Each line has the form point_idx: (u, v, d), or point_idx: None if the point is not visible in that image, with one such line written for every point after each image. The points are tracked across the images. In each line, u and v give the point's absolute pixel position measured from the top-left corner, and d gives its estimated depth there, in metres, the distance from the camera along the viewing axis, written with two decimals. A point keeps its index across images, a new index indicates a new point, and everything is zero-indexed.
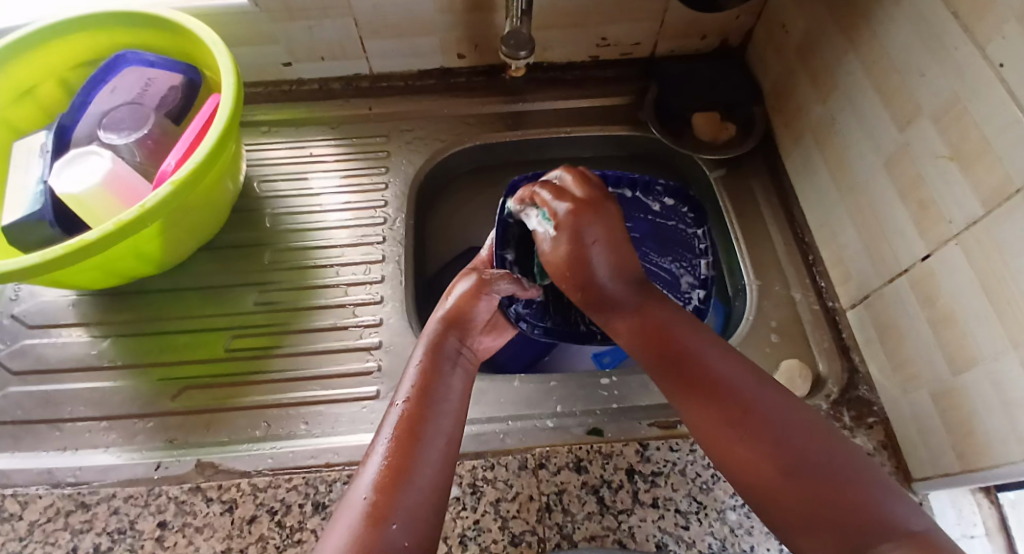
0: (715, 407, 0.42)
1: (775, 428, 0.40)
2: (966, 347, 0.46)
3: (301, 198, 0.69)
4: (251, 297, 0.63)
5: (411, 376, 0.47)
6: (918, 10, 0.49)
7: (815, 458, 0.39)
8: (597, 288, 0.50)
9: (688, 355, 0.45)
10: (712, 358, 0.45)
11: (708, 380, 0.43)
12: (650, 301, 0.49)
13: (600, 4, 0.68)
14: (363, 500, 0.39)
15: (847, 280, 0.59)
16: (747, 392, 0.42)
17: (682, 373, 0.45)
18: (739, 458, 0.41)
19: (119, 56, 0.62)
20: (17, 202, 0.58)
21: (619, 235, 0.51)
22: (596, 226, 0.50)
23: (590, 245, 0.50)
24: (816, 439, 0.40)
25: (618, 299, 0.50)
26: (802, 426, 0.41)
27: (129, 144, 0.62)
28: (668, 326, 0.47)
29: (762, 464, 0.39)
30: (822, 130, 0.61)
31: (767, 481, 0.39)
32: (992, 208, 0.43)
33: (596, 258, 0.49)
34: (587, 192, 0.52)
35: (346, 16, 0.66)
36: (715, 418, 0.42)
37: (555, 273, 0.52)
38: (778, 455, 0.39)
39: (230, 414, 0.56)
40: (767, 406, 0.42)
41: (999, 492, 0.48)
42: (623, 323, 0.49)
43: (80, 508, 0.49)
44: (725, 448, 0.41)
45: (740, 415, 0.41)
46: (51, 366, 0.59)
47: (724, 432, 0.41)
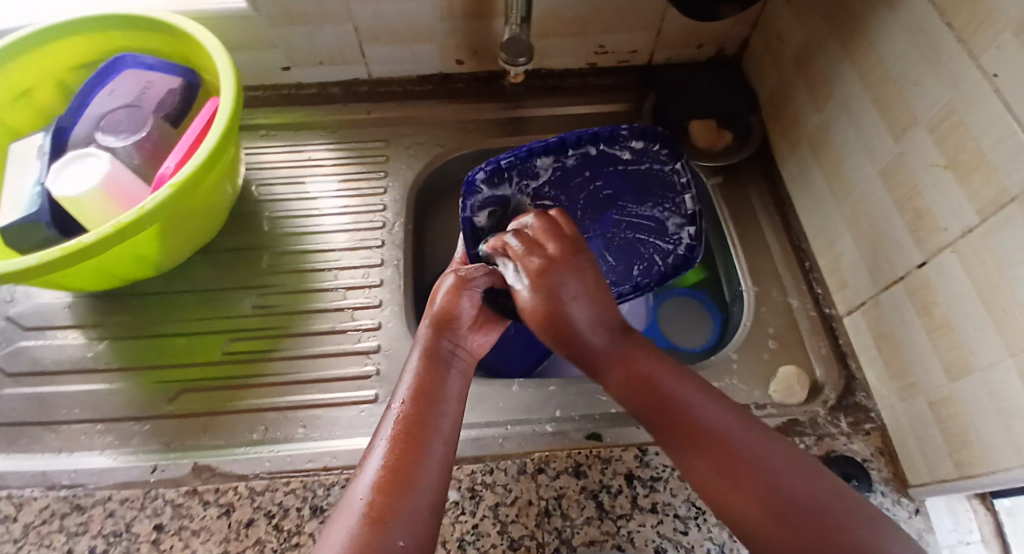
0: (699, 458, 0.41)
1: (764, 475, 0.40)
2: (963, 354, 0.46)
3: (300, 202, 0.69)
4: (249, 300, 0.63)
5: (408, 378, 0.47)
6: (914, 22, 0.49)
7: (810, 499, 0.38)
8: (577, 336, 0.48)
9: (676, 400, 0.44)
10: (695, 402, 0.44)
11: (700, 430, 0.42)
12: (633, 344, 0.48)
13: (600, 12, 0.69)
14: (361, 500, 0.39)
15: (844, 287, 0.59)
16: (738, 436, 0.41)
17: (666, 426, 0.43)
18: (732, 504, 0.40)
19: (118, 59, 0.63)
20: (14, 204, 0.58)
21: (596, 280, 0.49)
22: (574, 281, 0.48)
23: (568, 301, 0.48)
24: (806, 479, 0.39)
25: (602, 349, 0.48)
26: (791, 463, 0.40)
27: (128, 147, 0.61)
28: (649, 366, 0.46)
29: (756, 511, 0.39)
30: (819, 139, 0.62)
31: (760, 528, 0.38)
32: (987, 216, 0.43)
33: (575, 314, 0.48)
34: (559, 244, 0.50)
35: (347, 21, 0.67)
36: (707, 469, 0.41)
37: (533, 326, 0.50)
38: (770, 501, 0.39)
39: (227, 417, 0.56)
40: (755, 447, 0.41)
41: (994, 499, 0.49)
42: (607, 367, 0.48)
43: (75, 511, 0.48)
44: (717, 497, 0.41)
45: (727, 462, 0.40)
46: (46, 368, 0.58)
47: (715, 482, 0.40)
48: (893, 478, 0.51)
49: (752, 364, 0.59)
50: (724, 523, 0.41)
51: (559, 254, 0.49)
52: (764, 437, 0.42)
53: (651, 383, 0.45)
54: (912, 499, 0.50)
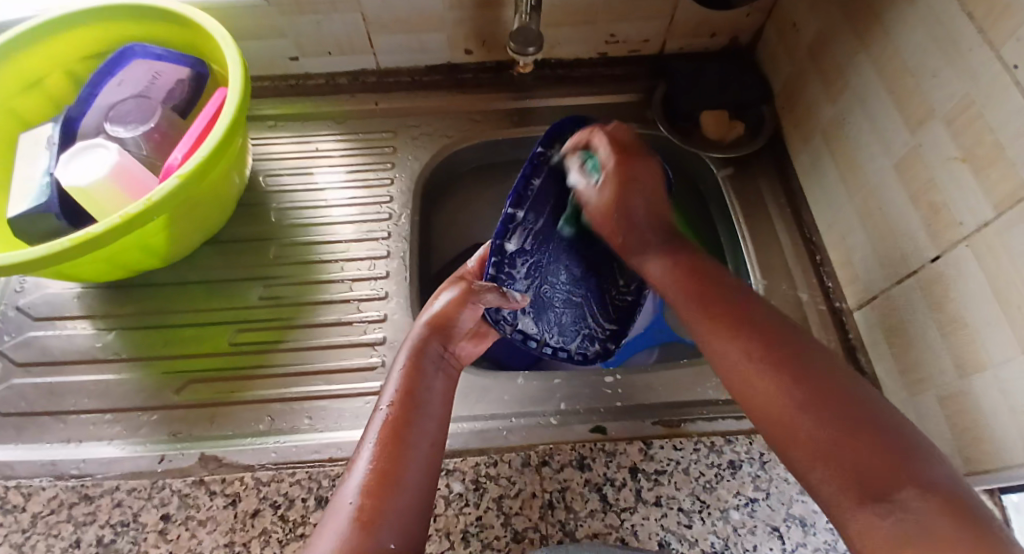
0: (747, 340, 0.43)
1: (809, 370, 0.41)
2: (976, 352, 0.45)
3: (307, 193, 0.69)
4: (255, 291, 0.63)
5: (393, 382, 0.47)
6: (932, 11, 0.48)
7: (842, 399, 0.39)
8: (635, 228, 0.52)
9: (713, 294, 0.46)
10: (741, 296, 0.46)
11: (736, 317, 0.45)
12: (683, 256, 0.50)
13: (610, 1, 0.68)
14: (349, 504, 0.39)
15: (856, 281, 0.59)
16: (774, 331, 0.43)
17: (708, 309, 0.46)
18: (759, 391, 0.41)
19: (128, 48, 0.62)
20: (23, 194, 0.58)
21: (661, 189, 0.55)
22: (643, 176, 0.53)
23: (634, 196, 0.53)
24: (847, 387, 0.40)
25: (648, 241, 0.52)
26: (837, 371, 0.41)
27: (136, 136, 0.62)
28: (708, 270, 0.48)
29: (785, 396, 0.40)
30: (832, 130, 0.61)
31: (788, 418, 0.40)
32: (1003, 210, 0.43)
33: (636, 204, 0.53)
34: (630, 145, 0.54)
35: (355, 10, 0.66)
36: (737, 351, 0.43)
37: (596, 216, 0.53)
38: (800, 390, 0.40)
39: (233, 408, 0.56)
40: (796, 346, 0.42)
41: (1004, 494, 0.46)
42: (655, 263, 0.50)
43: (83, 500, 0.49)
44: (745, 379, 0.42)
45: (761, 348, 0.42)
46: (55, 358, 0.59)
47: (748, 365, 0.42)
48: None
49: None
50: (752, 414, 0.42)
51: (632, 153, 0.54)
52: (821, 350, 0.42)
53: (698, 273, 0.48)
54: None
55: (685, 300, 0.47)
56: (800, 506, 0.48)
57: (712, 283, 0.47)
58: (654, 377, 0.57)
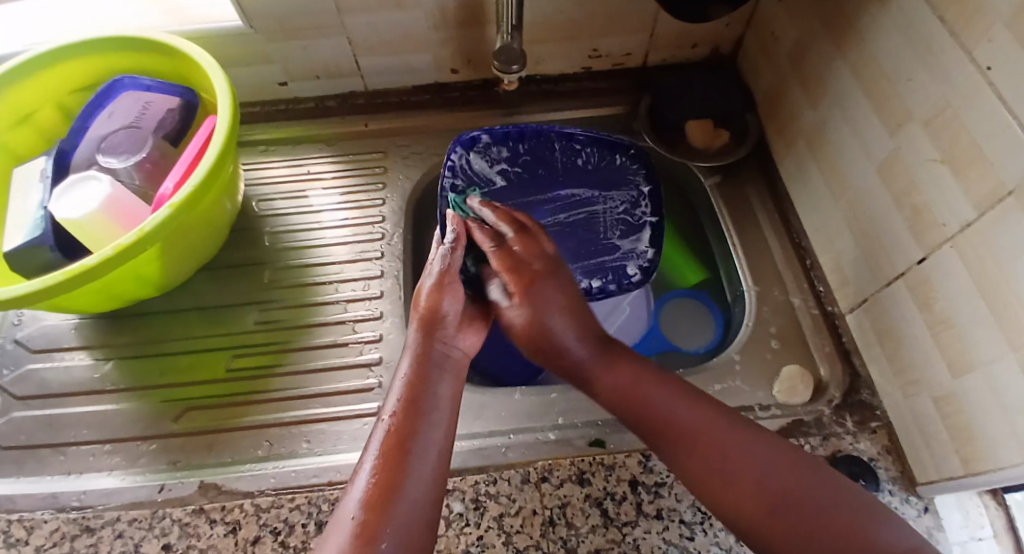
0: (699, 451, 0.44)
1: (771, 470, 0.43)
2: (965, 352, 0.46)
3: (300, 216, 0.70)
4: (252, 316, 0.63)
5: (398, 387, 0.46)
6: (905, 17, 0.49)
7: (799, 490, 0.42)
8: (551, 347, 0.51)
9: (656, 413, 0.47)
10: (683, 408, 0.46)
11: (681, 430, 0.45)
12: (610, 354, 0.51)
13: (593, 16, 0.68)
14: (353, 518, 0.39)
15: (845, 284, 0.59)
16: (717, 434, 0.45)
17: (665, 434, 0.46)
18: (726, 497, 0.43)
19: (116, 81, 0.63)
20: (18, 228, 0.58)
21: (575, 300, 0.52)
22: (556, 316, 0.51)
23: (553, 322, 0.51)
24: (788, 462, 0.43)
25: (581, 360, 0.51)
26: (791, 458, 0.44)
27: (128, 168, 0.62)
28: (641, 380, 0.49)
29: (754, 501, 0.42)
30: (816, 136, 0.62)
31: (755, 521, 0.42)
32: (985, 211, 0.43)
33: (556, 324, 0.51)
34: (526, 250, 0.53)
35: (341, 35, 0.67)
36: (698, 466, 0.44)
37: (516, 339, 0.52)
38: (764, 493, 0.42)
39: (233, 434, 0.56)
40: (743, 444, 0.44)
41: (1005, 493, 0.49)
42: (597, 376, 0.50)
43: (84, 532, 0.49)
44: (710, 494, 0.43)
45: (720, 460, 0.44)
46: (54, 391, 0.59)
47: (710, 480, 0.43)
48: (899, 477, 0.51)
49: (757, 365, 0.59)
50: (717, 511, 0.43)
51: (541, 267, 0.52)
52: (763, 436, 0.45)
53: (635, 395, 0.48)
54: (921, 498, 0.50)
55: (653, 427, 0.46)
56: None
57: (650, 395, 0.47)
58: None
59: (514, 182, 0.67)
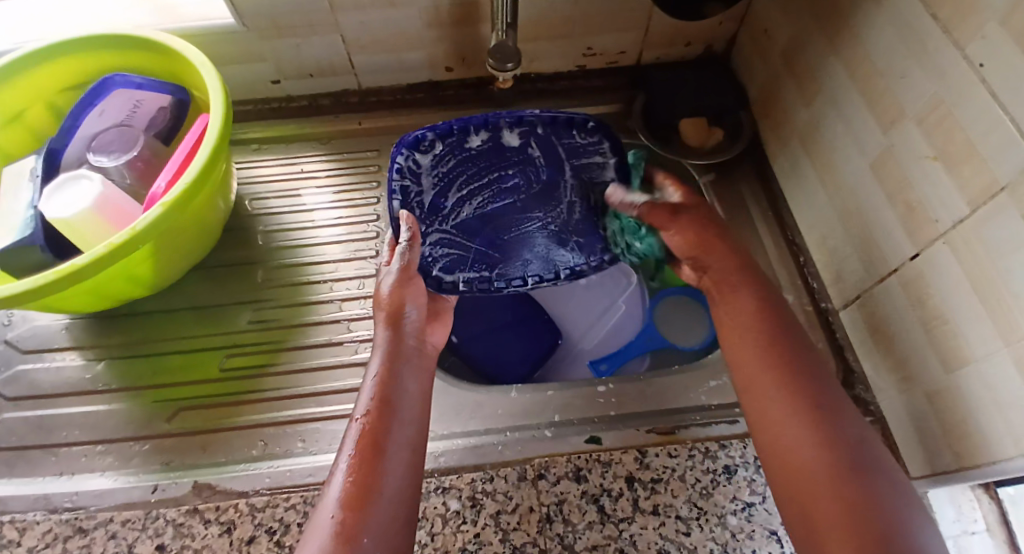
0: (788, 397, 0.44)
1: (849, 443, 0.42)
2: (959, 346, 0.46)
3: (293, 215, 0.69)
4: (245, 315, 0.63)
5: (368, 389, 0.46)
6: (898, 15, 0.49)
7: (861, 469, 0.41)
8: (721, 280, 0.52)
9: (795, 350, 0.47)
10: (806, 366, 0.46)
11: (790, 372, 0.46)
12: (760, 288, 0.50)
13: (587, 14, 0.68)
14: (331, 519, 0.39)
15: (839, 281, 0.59)
16: (817, 392, 0.44)
17: (771, 357, 0.46)
18: (788, 441, 0.43)
19: (107, 79, 0.62)
20: (6, 229, 0.58)
21: (744, 253, 0.53)
22: (725, 247, 0.52)
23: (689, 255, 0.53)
24: (871, 459, 0.42)
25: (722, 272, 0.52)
26: (868, 443, 0.43)
27: (119, 165, 0.62)
28: (792, 328, 0.49)
29: (812, 452, 0.42)
30: (809, 134, 0.62)
31: (809, 468, 0.42)
32: (977, 207, 0.43)
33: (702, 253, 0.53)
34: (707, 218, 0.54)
35: (334, 32, 0.67)
36: (780, 405, 0.45)
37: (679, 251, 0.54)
38: (828, 452, 0.42)
39: (226, 434, 0.56)
40: (835, 412, 0.44)
41: (999, 488, 0.49)
42: (738, 297, 0.50)
43: (77, 534, 0.48)
44: (776, 427, 0.44)
45: (807, 409, 0.44)
46: (45, 391, 0.58)
47: (787, 413, 0.44)
48: None
49: None
50: (767, 452, 0.45)
51: (708, 211, 0.54)
52: (854, 415, 0.44)
53: (778, 340, 0.47)
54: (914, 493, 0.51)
55: (757, 352, 0.47)
56: None
57: (789, 337, 0.48)
58: (646, 384, 0.57)
59: (461, 166, 0.62)
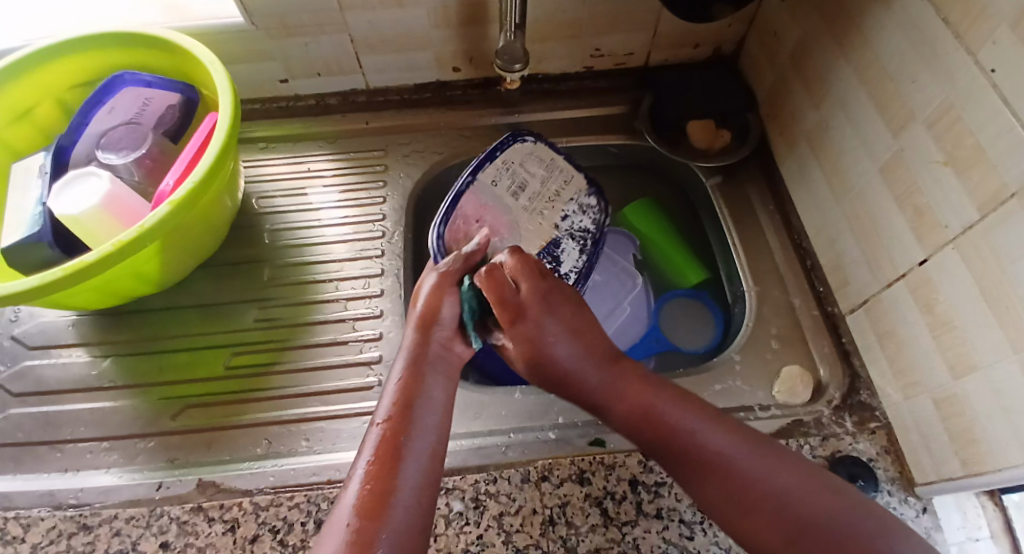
0: (719, 484, 0.43)
1: (795, 500, 0.41)
2: (966, 353, 0.46)
3: (299, 214, 0.69)
4: (250, 313, 0.63)
5: (390, 395, 0.46)
6: (909, 19, 0.49)
7: (822, 520, 0.40)
8: (603, 386, 0.50)
9: (676, 433, 0.45)
10: (706, 434, 0.45)
11: (706, 460, 0.44)
12: (621, 364, 0.50)
13: (595, 16, 0.68)
14: (347, 526, 0.38)
15: (846, 285, 0.59)
16: (739, 463, 0.43)
17: (673, 457, 0.45)
18: (750, 530, 0.42)
19: (117, 76, 0.62)
20: (15, 225, 0.58)
21: (590, 321, 0.53)
22: (551, 322, 0.51)
23: (548, 343, 0.50)
24: (825, 498, 0.41)
25: (601, 391, 0.50)
26: (817, 486, 0.42)
27: (128, 163, 0.62)
28: (659, 409, 0.47)
29: (773, 533, 0.41)
30: (817, 138, 0.62)
31: (776, 548, 0.41)
32: (986, 213, 0.43)
33: (560, 350, 0.50)
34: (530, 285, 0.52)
35: (342, 32, 0.67)
36: (717, 498, 0.43)
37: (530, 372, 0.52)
38: (785, 524, 0.41)
39: (231, 432, 0.56)
40: (768, 475, 0.43)
41: (1004, 495, 0.48)
42: (624, 390, 0.49)
43: (81, 530, 0.49)
44: (732, 523, 0.43)
45: (739, 489, 0.43)
46: (51, 387, 0.59)
47: (730, 510, 0.43)
48: (899, 478, 0.51)
49: (757, 366, 0.59)
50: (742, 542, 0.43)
51: (535, 300, 0.51)
52: (785, 462, 0.44)
53: (663, 419, 0.46)
54: (920, 498, 0.50)
55: (664, 450, 0.46)
56: None
57: (672, 422, 0.46)
58: None
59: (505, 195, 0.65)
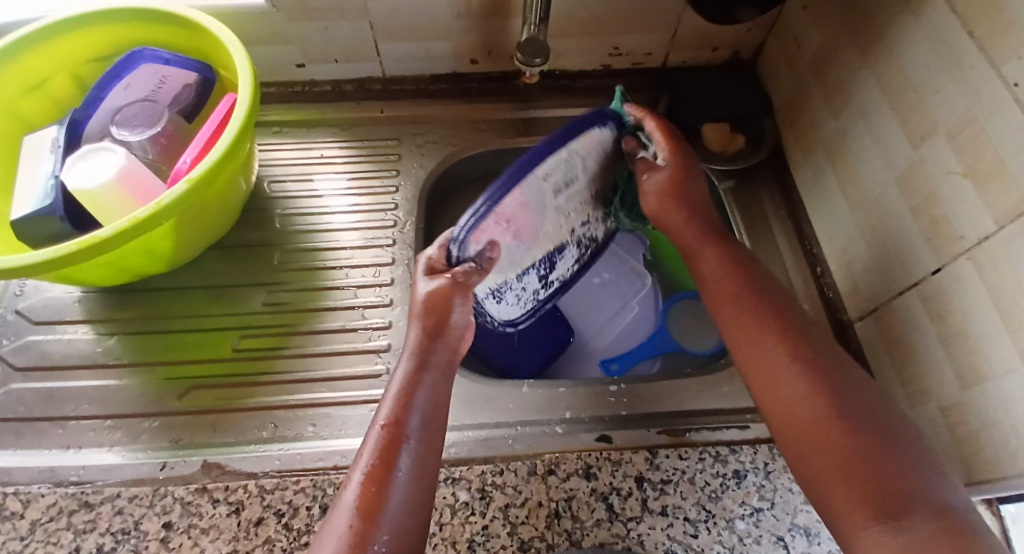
0: (782, 356, 0.46)
1: (847, 398, 0.44)
2: (978, 364, 0.46)
3: (310, 200, 0.69)
4: (259, 297, 0.63)
5: (392, 393, 0.45)
6: (934, 29, 0.49)
7: (864, 419, 0.43)
8: (686, 254, 0.55)
9: (760, 305, 0.49)
10: (798, 323, 0.48)
11: (781, 331, 0.47)
12: (730, 252, 0.53)
13: (616, 14, 0.68)
14: (347, 526, 0.39)
15: (857, 293, 0.59)
16: (806, 352, 0.46)
17: (748, 313, 0.49)
18: (790, 402, 0.45)
19: (137, 51, 0.62)
20: (26, 197, 0.58)
21: (700, 195, 0.55)
22: (677, 192, 0.54)
23: (681, 217, 0.54)
24: (871, 412, 0.43)
25: (691, 247, 0.54)
26: (874, 407, 0.44)
27: (142, 140, 0.62)
28: (755, 277, 0.51)
29: (813, 408, 0.44)
30: (834, 145, 0.62)
31: (814, 431, 0.43)
32: (1004, 225, 0.43)
33: (697, 218, 0.54)
34: (677, 160, 0.54)
35: (363, 18, 0.66)
36: (775, 364, 0.46)
37: (647, 207, 0.56)
38: (831, 410, 0.43)
39: (236, 415, 0.55)
40: (827, 372, 0.45)
41: (1000, 504, 0.47)
42: (706, 252, 0.53)
43: (83, 507, 0.48)
44: (775, 390, 0.45)
45: (805, 369, 0.45)
46: (55, 363, 0.58)
47: (784, 379, 0.45)
48: None
49: None
50: (770, 419, 0.46)
51: (682, 165, 0.54)
52: (858, 382, 0.45)
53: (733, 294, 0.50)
54: None
55: (729, 314, 0.50)
56: (805, 515, 0.48)
57: (760, 297, 0.50)
58: (659, 386, 0.57)
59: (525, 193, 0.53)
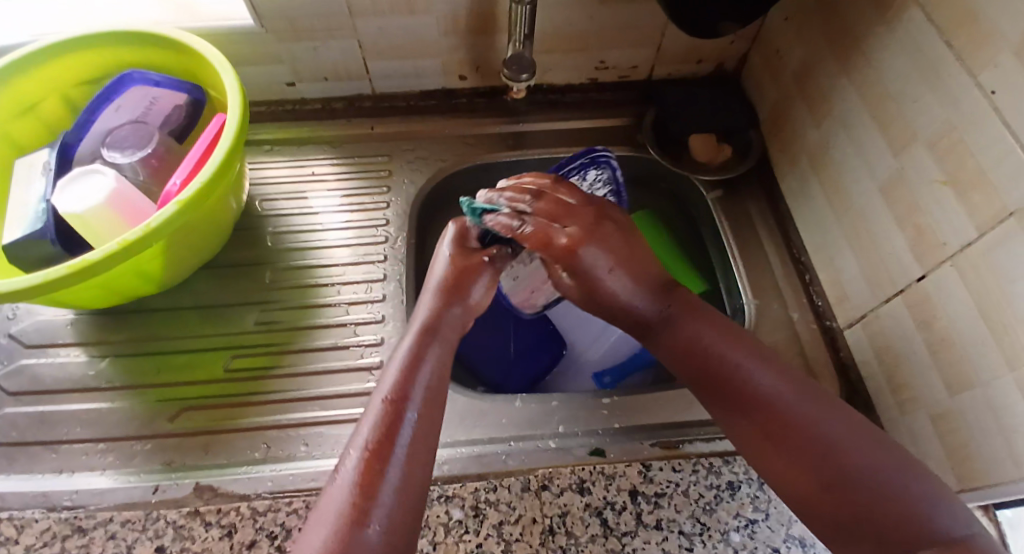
0: (758, 426, 0.44)
1: (834, 442, 0.41)
2: (964, 371, 0.46)
3: (301, 217, 0.69)
4: (251, 316, 0.63)
5: (390, 377, 0.45)
6: (912, 41, 0.50)
7: (856, 463, 0.40)
8: (642, 328, 0.53)
9: (722, 375, 0.47)
10: (759, 378, 0.46)
11: (747, 396, 0.45)
12: (682, 328, 0.50)
13: (602, 29, 0.69)
14: (345, 506, 0.38)
15: (845, 301, 0.60)
16: (779, 405, 0.44)
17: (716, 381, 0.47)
18: (782, 469, 0.43)
19: (125, 75, 0.63)
20: (18, 220, 0.58)
21: (622, 248, 0.51)
22: (597, 254, 0.51)
23: (605, 276, 0.51)
24: (868, 447, 0.41)
25: (649, 323, 0.52)
26: (867, 439, 0.42)
27: (133, 163, 0.62)
28: (704, 345, 0.49)
29: (805, 465, 0.41)
30: (819, 155, 0.62)
31: (809, 493, 0.41)
32: (986, 232, 0.44)
33: (616, 285, 0.51)
34: (583, 210, 0.52)
35: (351, 37, 0.67)
36: (755, 434, 0.44)
37: (579, 300, 0.54)
38: (818, 466, 0.41)
39: (229, 436, 0.55)
40: (809, 415, 0.43)
41: (998, 510, 0.47)
42: (664, 341, 0.51)
43: (76, 533, 0.48)
44: (764, 459, 0.44)
45: (780, 427, 0.43)
46: (47, 387, 0.58)
47: (767, 448, 0.43)
48: None
49: None
50: (772, 485, 0.44)
51: (584, 223, 0.51)
52: (835, 410, 0.43)
53: (711, 351, 0.48)
54: None
55: (702, 384, 0.48)
56: (799, 526, 0.48)
57: (723, 359, 0.48)
58: (650, 398, 0.57)
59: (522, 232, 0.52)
